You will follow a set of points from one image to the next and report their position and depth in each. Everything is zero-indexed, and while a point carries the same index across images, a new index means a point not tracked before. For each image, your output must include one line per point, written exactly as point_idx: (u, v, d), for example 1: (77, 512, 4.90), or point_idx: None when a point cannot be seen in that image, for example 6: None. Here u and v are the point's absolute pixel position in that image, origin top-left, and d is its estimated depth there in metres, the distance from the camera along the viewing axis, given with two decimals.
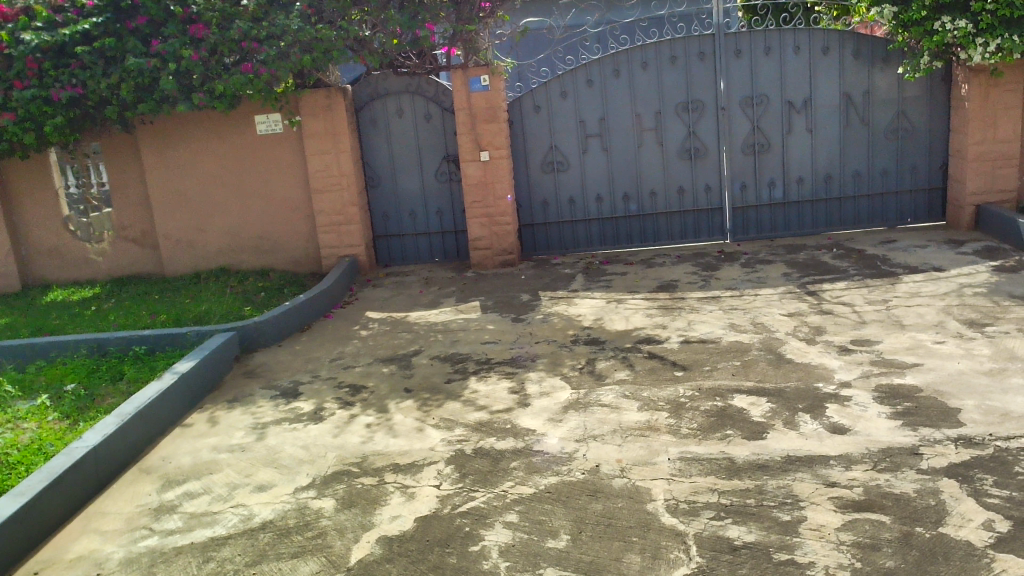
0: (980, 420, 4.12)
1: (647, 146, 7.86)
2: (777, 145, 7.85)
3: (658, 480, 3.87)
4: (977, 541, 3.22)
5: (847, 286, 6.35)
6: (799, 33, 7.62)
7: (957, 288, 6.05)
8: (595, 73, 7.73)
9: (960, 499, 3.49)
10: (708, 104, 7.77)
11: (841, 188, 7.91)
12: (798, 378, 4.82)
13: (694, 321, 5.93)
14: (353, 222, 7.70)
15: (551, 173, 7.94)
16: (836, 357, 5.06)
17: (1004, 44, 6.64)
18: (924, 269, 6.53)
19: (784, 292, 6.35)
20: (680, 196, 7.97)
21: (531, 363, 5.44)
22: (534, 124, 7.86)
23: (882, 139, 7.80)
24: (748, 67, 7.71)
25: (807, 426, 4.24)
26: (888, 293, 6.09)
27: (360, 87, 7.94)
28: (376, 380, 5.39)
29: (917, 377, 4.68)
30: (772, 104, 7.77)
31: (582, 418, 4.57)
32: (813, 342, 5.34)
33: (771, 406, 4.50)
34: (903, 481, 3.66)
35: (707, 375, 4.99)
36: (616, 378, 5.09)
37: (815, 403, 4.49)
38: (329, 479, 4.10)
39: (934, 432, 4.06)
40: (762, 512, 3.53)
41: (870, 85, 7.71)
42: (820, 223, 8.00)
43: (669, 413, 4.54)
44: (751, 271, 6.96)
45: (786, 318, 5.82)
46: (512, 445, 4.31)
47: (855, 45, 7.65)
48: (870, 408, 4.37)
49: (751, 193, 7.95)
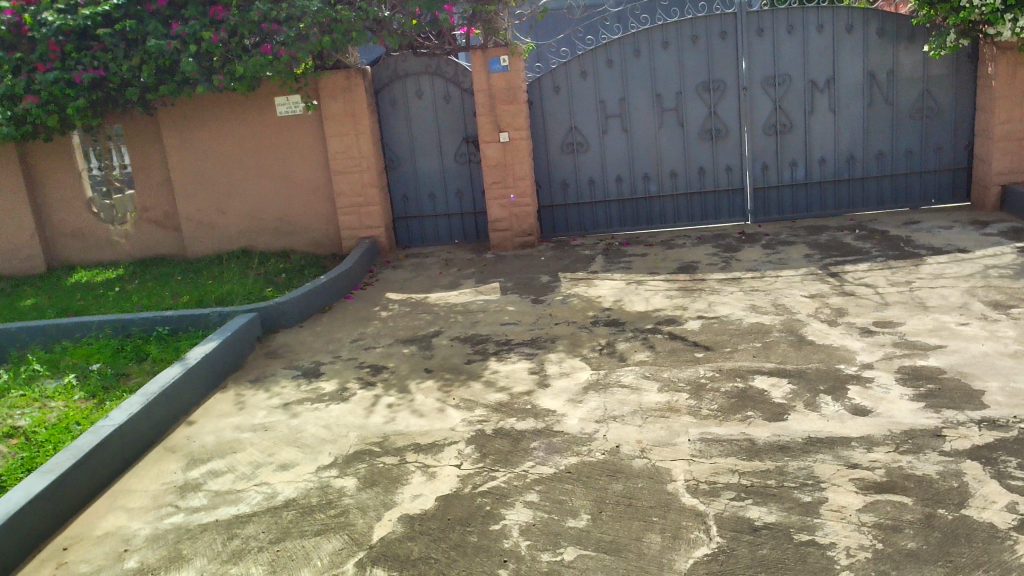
0: (1004, 402, 4.08)
1: (667, 126, 7.81)
2: (799, 125, 7.77)
3: (678, 461, 3.87)
4: (1000, 523, 3.20)
5: (870, 268, 6.29)
6: (823, 11, 7.52)
7: (982, 269, 5.98)
8: (615, 53, 7.66)
9: (983, 481, 3.47)
10: (729, 84, 7.70)
11: (864, 168, 7.83)
12: (820, 360, 4.79)
13: (714, 302, 5.90)
14: (373, 204, 7.72)
15: (570, 153, 7.91)
16: (859, 339, 5.02)
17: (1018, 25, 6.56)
18: (948, 251, 6.46)
19: (805, 274, 6.30)
20: (701, 177, 7.92)
21: (551, 344, 5.44)
22: (553, 105, 7.82)
23: (906, 118, 7.69)
24: (770, 47, 7.62)
25: (828, 408, 4.22)
26: (912, 275, 6.03)
27: (379, 69, 7.92)
28: (397, 360, 5.41)
29: (940, 359, 4.63)
30: (795, 83, 7.68)
31: (602, 400, 4.57)
32: (835, 323, 5.31)
33: (792, 388, 4.48)
34: (926, 463, 3.64)
35: (727, 356, 4.97)
36: (635, 359, 5.08)
37: (836, 385, 4.47)
38: (350, 459, 4.13)
39: (957, 414, 4.03)
40: (783, 494, 3.52)
41: (894, 64, 7.60)
42: (842, 204, 7.93)
43: (688, 395, 4.53)
44: (772, 252, 6.91)
45: (808, 300, 5.77)
46: (532, 426, 4.33)
47: (880, 23, 7.53)
48: (893, 389, 4.34)
49: (772, 174, 7.89)
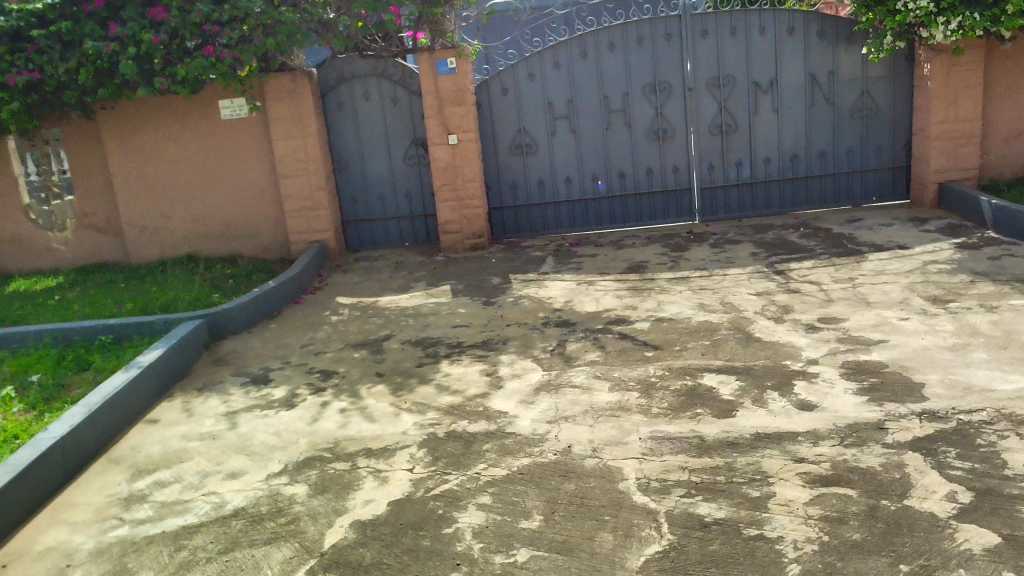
0: (944, 395, 4.19)
1: (615, 127, 7.87)
2: (743, 126, 7.89)
3: (629, 459, 3.90)
4: (941, 512, 3.29)
5: (814, 265, 6.41)
6: (765, 14, 7.65)
7: (921, 265, 6.14)
8: (562, 55, 7.71)
9: (924, 472, 3.57)
10: (675, 85, 7.79)
11: (807, 167, 7.98)
12: (766, 357, 4.87)
13: (663, 301, 5.96)
14: (322, 208, 7.64)
15: (519, 155, 7.93)
16: (804, 335, 5.12)
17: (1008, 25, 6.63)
18: (889, 247, 6.62)
19: (752, 272, 6.40)
20: (649, 177, 7.99)
21: (502, 346, 5.44)
22: (502, 107, 7.83)
23: (847, 118, 7.87)
24: (714, 49, 7.72)
25: (775, 404, 4.30)
26: (854, 272, 6.16)
27: (325, 71, 7.84)
28: (348, 365, 5.36)
29: (882, 354, 4.75)
30: (739, 85, 7.80)
31: (553, 400, 4.59)
32: (781, 320, 5.40)
33: (740, 385, 4.55)
34: (870, 456, 3.72)
35: (677, 355, 5.02)
36: (585, 359, 5.11)
37: (783, 381, 4.55)
38: (301, 465, 4.08)
39: (899, 406, 4.13)
40: (732, 489, 3.57)
41: (834, 66, 7.77)
42: (787, 203, 8.07)
43: (638, 394, 4.57)
44: (720, 251, 7.01)
45: (754, 297, 5.86)
46: (484, 428, 4.32)
47: (820, 25, 7.69)
48: (837, 384, 4.44)
49: (718, 174, 8.00)
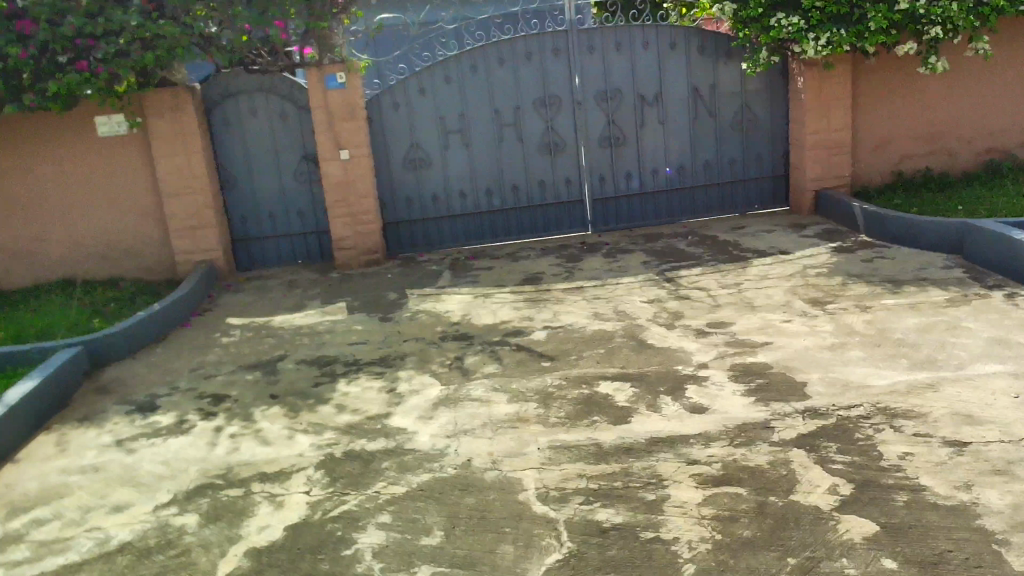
0: (824, 392, 4.40)
1: (507, 141, 7.94)
2: (632, 138, 8.09)
3: (528, 470, 3.92)
4: (824, 505, 3.44)
5: (702, 272, 6.63)
6: (648, 29, 7.88)
7: (802, 269, 6.43)
8: (452, 70, 7.74)
9: (808, 467, 3.73)
10: (564, 99, 7.93)
11: (693, 177, 8.25)
12: (659, 363, 5.00)
13: (559, 312, 6.04)
14: (209, 226, 7.42)
15: (413, 170, 7.91)
16: (694, 340, 5.28)
17: (985, 50, 7.20)
18: (771, 253, 6.90)
19: (644, 280, 6.57)
20: (542, 190, 8.10)
21: (400, 362, 5.40)
22: (393, 121, 7.79)
23: (729, 130, 8.18)
24: (601, 63, 7.90)
25: (668, 408, 4.41)
26: (740, 277, 6.40)
27: (210, 86, 7.63)
28: (240, 388, 5.21)
29: (768, 355, 4.94)
30: (626, 98, 8.00)
31: (452, 414, 4.58)
32: (673, 326, 5.56)
33: (635, 391, 4.65)
34: (758, 454, 3.87)
35: (573, 364, 5.09)
36: (483, 372, 5.11)
37: (675, 385, 4.67)
38: (191, 494, 3.94)
39: (784, 406, 4.31)
40: (629, 494, 3.64)
41: (715, 80, 8.07)
42: (676, 213, 8.31)
43: (537, 404, 4.61)
44: (613, 261, 7.16)
45: (647, 305, 6.01)
46: (383, 446, 4.27)
47: (700, 40, 7.97)
48: (726, 386, 4.59)
49: (609, 185, 8.17)
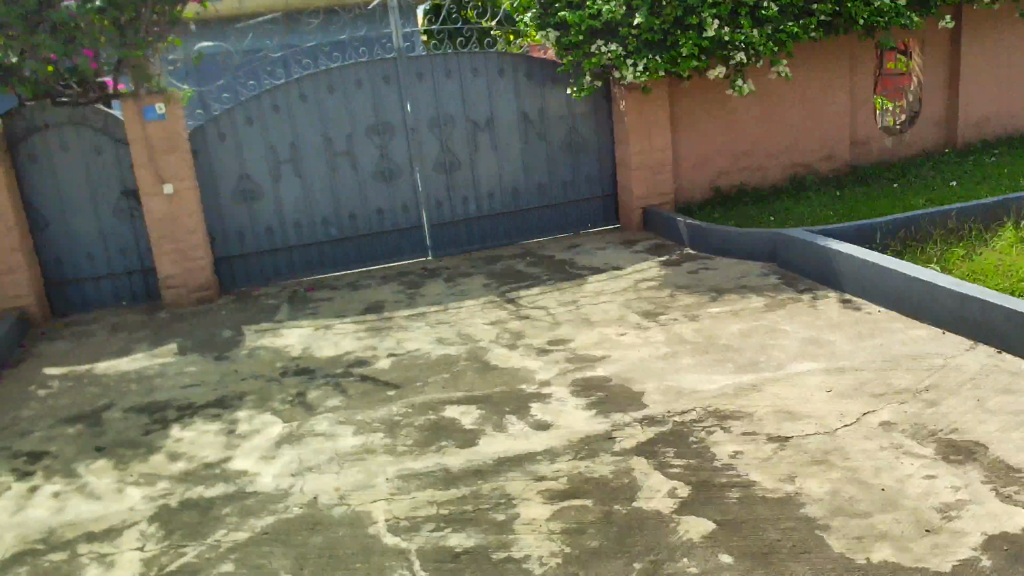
0: (660, 400, 4.59)
1: (340, 169, 7.84)
2: (466, 163, 8.19)
3: (377, 502, 3.86)
4: (664, 508, 3.59)
5: (541, 291, 6.78)
6: (476, 56, 8.02)
7: (634, 283, 6.71)
8: (279, 98, 7.57)
9: (648, 473, 3.88)
10: (397, 126, 7.93)
11: (528, 199, 8.44)
12: (503, 383, 5.06)
13: (403, 339, 6.01)
14: (18, 270, 6.88)
15: (244, 202, 7.66)
16: (536, 359, 5.39)
17: (786, 72, 7.80)
18: (605, 269, 7.16)
19: (485, 303, 6.64)
20: (379, 217, 8.05)
21: (238, 402, 5.18)
22: (220, 152, 7.52)
23: (559, 153, 8.44)
24: (431, 89, 7.97)
25: (514, 427, 4.47)
26: (577, 294, 6.60)
27: (13, 120, 7.10)
28: (61, 443, 4.83)
29: (606, 369, 5.11)
30: (458, 123, 8.10)
31: (296, 452, 4.45)
32: (515, 347, 5.64)
33: (481, 413, 4.69)
34: (601, 465, 3.99)
35: (418, 391, 5.07)
36: (327, 406, 5.00)
37: (520, 405, 4.74)
38: (7, 564, 3.61)
39: (623, 416, 4.46)
40: (480, 516, 3.66)
41: (543, 104, 8.31)
42: (513, 234, 8.47)
43: (383, 434, 4.55)
44: (454, 285, 7.20)
45: (489, 327, 6.08)
46: (222, 491, 4.08)
47: (527, 67, 8.20)
48: (568, 402, 4.71)
49: (446, 210, 8.22)
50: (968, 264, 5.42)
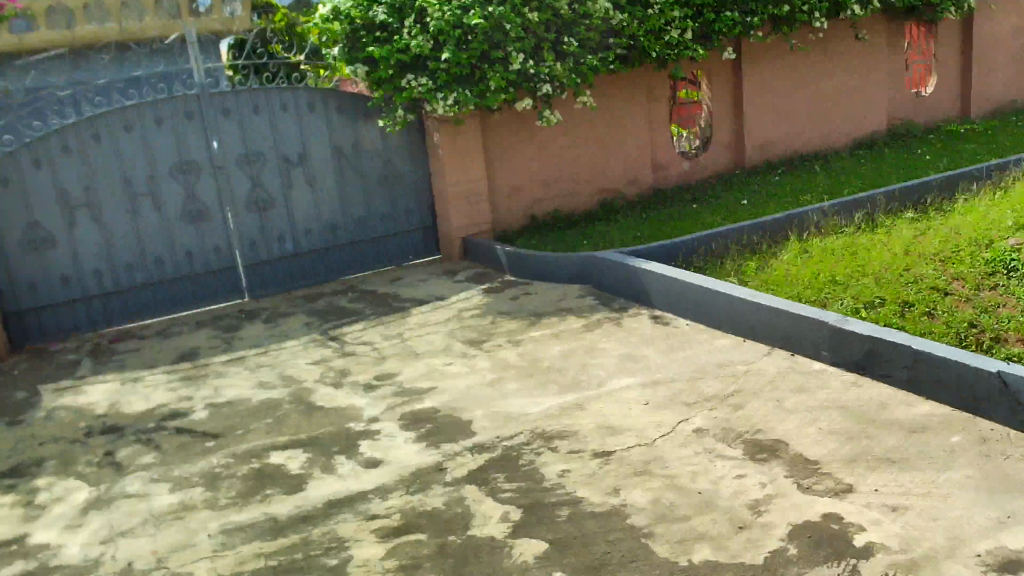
0: (489, 426, 4.64)
1: (142, 212, 7.42)
2: (280, 200, 7.98)
3: (200, 561, 3.65)
4: (497, 533, 3.62)
5: (365, 327, 6.70)
6: (284, 91, 7.86)
7: (458, 312, 6.76)
8: (70, 139, 7.07)
9: (481, 500, 3.90)
10: (203, 164, 7.61)
11: (346, 234, 8.33)
12: (329, 424, 4.93)
13: (221, 386, 5.73)
14: None
15: (34, 251, 7.07)
16: (363, 396, 5.30)
17: (590, 102, 8.24)
18: (428, 300, 7.18)
19: (307, 342, 6.47)
20: (189, 260, 7.67)
21: (36, 469, 4.74)
22: (3, 199, 6.91)
23: (375, 186, 8.39)
24: (239, 126, 7.72)
25: (343, 467, 4.37)
26: (402, 327, 6.56)
27: None
28: None
29: (434, 400, 5.10)
30: (269, 160, 7.89)
31: (105, 517, 4.12)
32: (340, 385, 5.53)
33: (308, 456, 4.55)
34: (434, 497, 3.97)
35: (240, 439, 4.85)
36: (138, 465, 4.67)
37: (348, 444, 4.64)
38: None
39: (453, 445, 4.47)
40: (311, 563, 3.54)
41: (356, 138, 8.26)
42: (333, 270, 8.31)
43: (203, 488, 4.31)
44: (273, 326, 6.97)
45: (312, 366, 5.93)
46: (20, 569, 3.72)
47: (338, 101, 8.13)
48: (397, 436, 4.66)
49: (261, 249, 7.96)
50: (761, 276, 5.88)
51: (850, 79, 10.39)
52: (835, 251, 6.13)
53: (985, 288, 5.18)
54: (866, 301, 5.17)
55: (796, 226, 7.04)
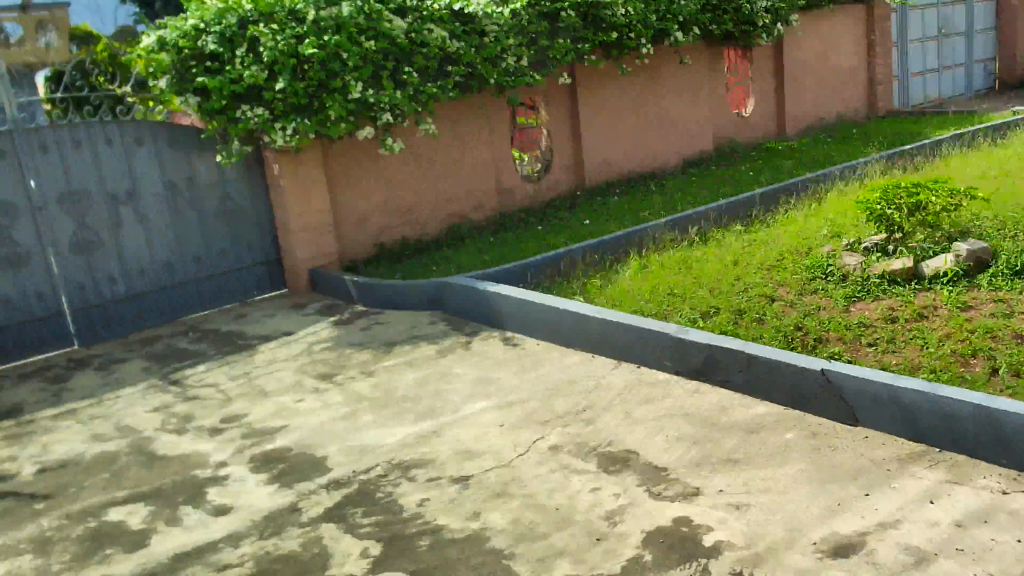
0: (344, 461, 4.54)
1: None
2: (109, 240, 7.46)
3: None
4: (357, 570, 3.53)
5: (208, 368, 6.41)
6: (108, 125, 7.40)
7: (307, 346, 6.59)
8: None
9: (339, 538, 3.80)
10: (19, 205, 7.00)
11: (184, 272, 7.87)
12: (173, 473, 4.67)
13: (49, 443, 5.32)
14: None
15: None
16: (209, 440, 5.06)
17: (432, 130, 8.32)
18: (276, 336, 6.96)
19: (146, 388, 6.12)
20: (7, 309, 6.97)
21: None
22: None
23: (213, 221, 8.00)
24: (59, 163, 7.17)
25: (189, 518, 4.15)
26: (248, 366, 6.32)
27: None
28: None
29: (286, 438, 4.94)
30: (94, 198, 7.37)
31: None
32: (183, 431, 5.25)
33: (150, 509, 4.29)
34: (289, 540, 3.83)
35: (73, 498, 4.51)
36: None
37: (194, 492, 4.41)
38: None
39: (307, 484, 4.34)
40: None
41: (190, 172, 7.86)
42: (172, 310, 7.82)
43: (32, 555, 3.97)
44: (107, 374, 6.54)
45: (152, 414, 5.60)
46: None
47: (168, 134, 7.74)
48: (248, 479, 4.47)
49: (90, 293, 7.38)
50: (605, 292, 6.08)
51: (677, 101, 10.98)
52: (673, 265, 6.42)
53: (807, 293, 5.58)
54: (703, 311, 5.44)
55: (635, 243, 7.34)
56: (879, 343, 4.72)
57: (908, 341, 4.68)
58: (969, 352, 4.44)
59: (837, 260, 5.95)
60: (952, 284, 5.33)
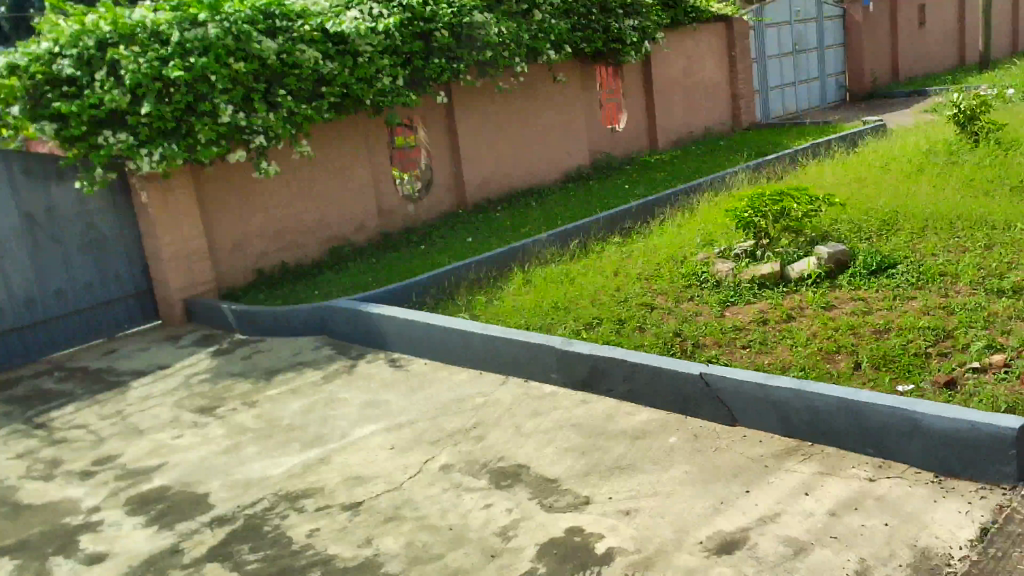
0: (228, 497, 4.38)
1: None
2: None
3: None
4: None
5: (77, 408, 6.05)
6: None
7: (184, 379, 6.32)
8: None
9: None
10: None
11: (45, 308, 7.35)
12: (41, 522, 4.38)
13: None
14: None
15: None
16: (80, 485, 4.77)
17: (307, 153, 8.17)
18: (150, 371, 6.65)
19: (7, 434, 5.72)
20: None
21: None
22: None
23: (76, 253, 7.52)
24: None
25: (61, 569, 3.90)
26: (121, 404, 6.01)
27: None
28: None
29: (164, 477, 4.72)
30: None
31: None
32: (51, 477, 4.94)
33: (17, 563, 4.01)
34: None
35: None
36: None
37: (66, 541, 4.15)
38: None
39: (190, 524, 4.15)
40: None
41: (49, 203, 7.36)
42: (33, 349, 7.30)
43: None
44: None
45: (16, 461, 5.24)
46: None
47: (24, 163, 7.20)
48: (124, 523, 4.24)
49: None
50: (491, 309, 6.11)
51: (553, 117, 11.19)
52: (555, 279, 6.52)
53: (684, 300, 5.77)
54: (586, 322, 5.55)
55: (518, 259, 7.42)
56: (752, 345, 4.93)
57: (779, 342, 4.91)
58: (834, 349, 4.70)
59: (710, 267, 6.19)
60: (816, 285, 5.63)
